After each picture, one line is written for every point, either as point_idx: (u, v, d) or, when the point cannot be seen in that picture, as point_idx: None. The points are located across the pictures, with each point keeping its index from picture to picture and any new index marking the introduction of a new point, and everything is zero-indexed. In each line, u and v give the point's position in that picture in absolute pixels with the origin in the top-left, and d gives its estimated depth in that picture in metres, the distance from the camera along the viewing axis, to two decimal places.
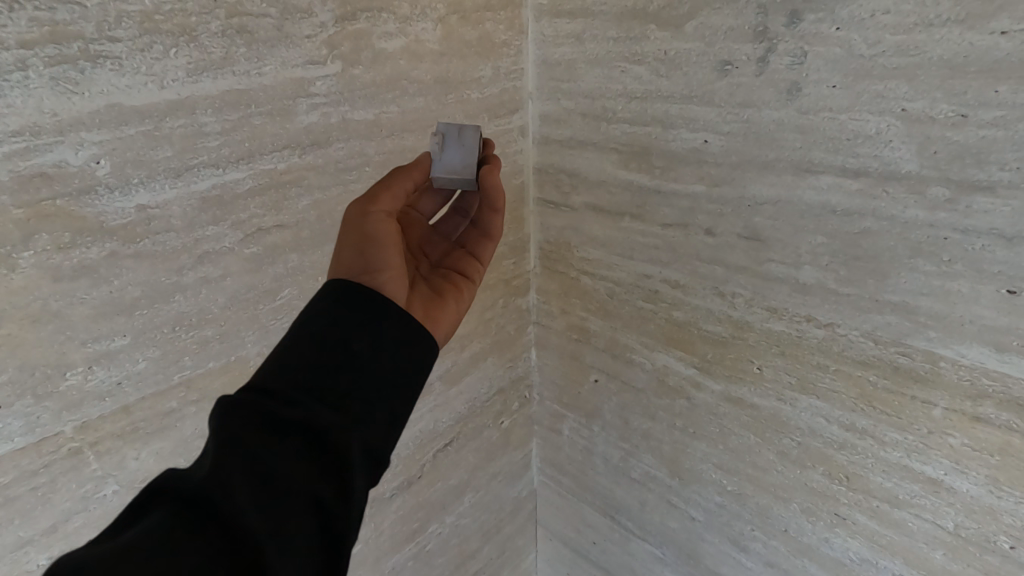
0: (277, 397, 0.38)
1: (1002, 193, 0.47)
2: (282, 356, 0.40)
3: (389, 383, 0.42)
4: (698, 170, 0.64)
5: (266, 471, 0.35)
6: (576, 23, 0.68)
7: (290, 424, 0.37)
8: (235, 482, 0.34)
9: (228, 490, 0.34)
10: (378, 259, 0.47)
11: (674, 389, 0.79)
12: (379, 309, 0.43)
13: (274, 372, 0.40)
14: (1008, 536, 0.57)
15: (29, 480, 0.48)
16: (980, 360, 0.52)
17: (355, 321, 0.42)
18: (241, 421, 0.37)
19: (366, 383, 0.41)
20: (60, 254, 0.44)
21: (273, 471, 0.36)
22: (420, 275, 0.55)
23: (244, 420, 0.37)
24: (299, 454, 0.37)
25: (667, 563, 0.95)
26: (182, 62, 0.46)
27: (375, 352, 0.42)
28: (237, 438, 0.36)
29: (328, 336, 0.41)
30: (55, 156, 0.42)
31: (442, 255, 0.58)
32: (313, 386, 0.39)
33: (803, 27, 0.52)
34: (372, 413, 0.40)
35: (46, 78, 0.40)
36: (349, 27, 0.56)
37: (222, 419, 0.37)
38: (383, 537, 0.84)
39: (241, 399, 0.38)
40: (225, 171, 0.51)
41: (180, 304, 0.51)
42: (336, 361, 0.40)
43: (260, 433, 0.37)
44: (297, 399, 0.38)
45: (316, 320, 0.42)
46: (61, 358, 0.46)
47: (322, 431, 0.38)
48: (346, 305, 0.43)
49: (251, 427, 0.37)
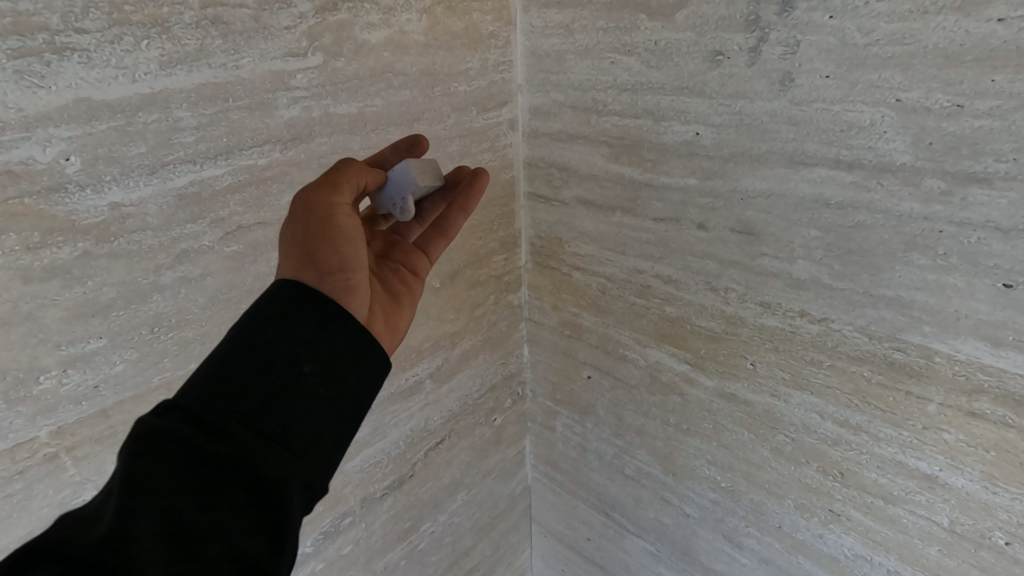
0: (208, 428, 0.34)
1: (998, 184, 0.46)
2: (215, 373, 0.35)
3: (339, 410, 0.38)
4: (689, 163, 0.62)
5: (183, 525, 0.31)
6: (566, 13, 0.67)
7: (219, 465, 0.33)
8: (143, 539, 0.30)
9: (131, 549, 0.30)
10: (346, 260, 0.44)
11: (667, 385, 0.78)
12: (330, 324, 0.39)
13: (207, 395, 0.35)
14: (1003, 532, 0.56)
15: (5, 487, 0.46)
16: (976, 355, 0.51)
17: (308, 340, 0.38)
18: (160, 454, 0.32)
19: (307, 409, 0.36)
20: (29, 254, 0.42)
21: (191, 523, 0.31)
22: (373, 272, 0.52)
23: (164, 451, 0.32)
24: (226, 501, 0.32)
25: (662, 559, 0.94)
26: (155, 55, 0.44)
27: (325, 376, 0.38)
28: (152, 482, 0.32)
29: (271, 356, 0.37)
30: (21, 152, 0.40)
31: (385, 247, 0.56)
32: (252, 414, 0.35)
33: (795, 15, 0.50)
34: (317, 445, 0.36)
35: (9, 72, 0.39)
36: (330, 18, 0.54)
37: (134, 455, 0.32)
38: (374, 538, 0.83)
39: (162, 430, 0.33)
40: (202, 167, 0.49)
41: (158, 305, 0.50)
42: (278, 385, 0.36)
43: (180, 468, 0.32)
44: (232, 433, 0.34)
45: (256, 334, 0.37)
46: (34, 362, 0.45)
47: (257, 474, 0.33)
48: (300, 320, 0.38)
49: (169, 469, 0.32)
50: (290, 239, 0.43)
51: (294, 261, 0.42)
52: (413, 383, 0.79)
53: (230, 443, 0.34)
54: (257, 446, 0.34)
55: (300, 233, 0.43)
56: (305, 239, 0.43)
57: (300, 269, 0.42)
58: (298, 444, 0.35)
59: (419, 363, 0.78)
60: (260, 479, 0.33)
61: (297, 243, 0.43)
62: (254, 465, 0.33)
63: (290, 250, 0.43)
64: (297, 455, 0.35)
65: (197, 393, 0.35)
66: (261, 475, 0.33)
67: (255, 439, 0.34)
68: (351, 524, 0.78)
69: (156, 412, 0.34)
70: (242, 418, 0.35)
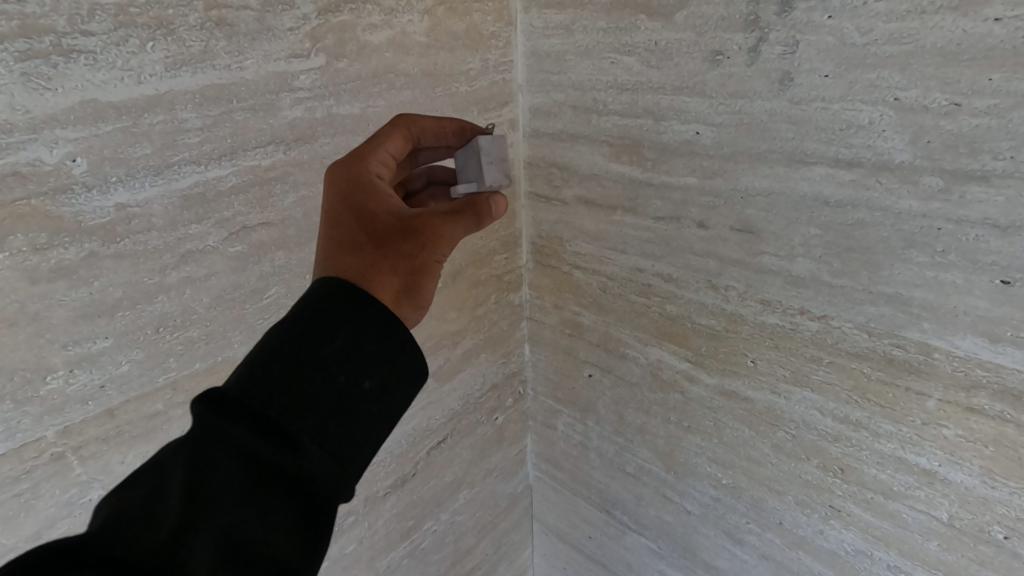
0: (271, 434, 0.35)
1: (996, 182, 0.46)
2: (285, 377, 0.36)
3: (385, 424, 0.39)
4: (690, 162, 0.63)
5: (236, 533, 0.33)
6: (565, 13, 0.67)
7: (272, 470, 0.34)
8: (197, 545, 0.32)
9: (186, 555, 0.31)
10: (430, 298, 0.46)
11: (668, 383, 0.78)
12: (389, 340, 0.40)
13: (271, 397, 0.35)
14: (1002, 526, 0.57)
15: (12, 486, 0.47)
16: (974, 351, 0.52)
17: (370, 355, 0.39)
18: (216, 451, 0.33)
19: (361, 422, 0.38)
20: (37, 255, 0.43)
21: (240, 527, 0.33)
22: None
23: (221, 450, 0.34)
24: (278, 513, 0.33)
25: (663, 556, 0.95)
26: (159, 56, 0.44)
27: (379, 393, 0.39)
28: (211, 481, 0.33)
29: (336, 369, 0.38)
30: (28, 154, 0.40)
31: None
32: (318, 426, 0.36)
33: (794, 16, 0.51)
34: (362, 458, 0.37)
35: (17, 73, 0.39)
36: (333, 19, 0.54)
37: (195, 455, 0.34)
38: (377, 536, 0.84)
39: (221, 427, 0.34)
40: (207, 168, 0.50)
41: (164, 305, 0.50)
42: (340, 398, 0.37)
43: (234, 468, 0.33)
44: (295, 443, 0.35)
45: (320, 342, 0.38)
46: (41, 362, 0.45)
47: (311, 488, 0.35)
48: (361, 334, 0.39)
49: (228, 471, 0.33)
50: (390, 255, 0.44)
51: (398, 283, 0.43)
52: None
53: (294, 454, 0.35)
54: (316, 460, 0.35)
55: (408, 262, 0.44)
56: (416, 269, 0.45)
57: (401, 301, 0.43)
58: (347, 458, 0.36)
59: None
60: (312, 489, 0.35)
61: (408, 270, 0.44)
62: (307, 474, 0.35)
63: (401, 276, 0.44)
64: (345, 468, 0.36)
65: (269, 395, 0.35)
66: (314, 488, 0.35)
67: (318, 451, 0.35)
68: (355, 522, 0.79)
69: (211, 404, 0.35)
70: (306, 426, 0.35)
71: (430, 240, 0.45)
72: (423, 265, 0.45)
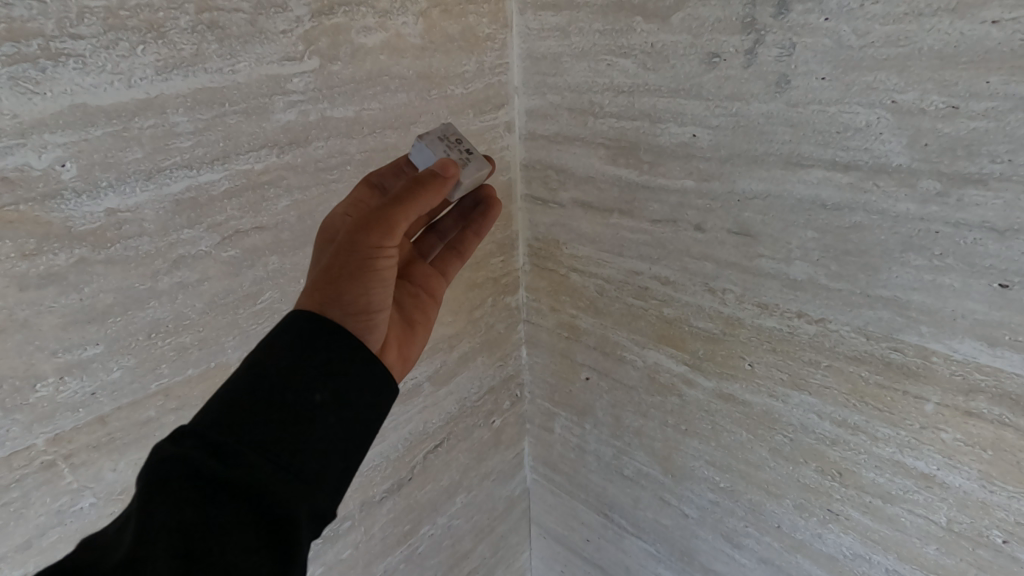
0: (224, 455, 0.34)
1: (994, 185, 0.46)
2: (233, 401, 0.36)
3: (347, 436, 0.39)
4: (687, 164, 0.62)
5: (199, 554, 0.32)
6: (561, 15, 0.67)
7: (230, 488, 0.33)
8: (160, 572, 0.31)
9: None
10: (374, 299, 0.44)
11: (666, 386, 0.78)
12: (341, 351, 0.40)
13: (221, 422, 0.35)
14: (1001, 530, 0.56)
15: (2, 494, 0.46)
16: (973, 354, 0.51)
17: (321, 368, 0.39)
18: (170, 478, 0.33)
19: (317, 434, 0.37)
20: (26, 261, 0.42)
21: (202, 549, 0.32)
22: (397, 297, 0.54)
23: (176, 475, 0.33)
24: (241, 530, 0.33)
25: (661, 560, 0.94)
26: (150, 60, 0.44)
27: (331, 403, 0.38)
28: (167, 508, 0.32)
29: (284, 385, 0.37)
30: (16, 159, 0.40)
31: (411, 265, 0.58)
32: (270, 442, 0.36)
33: (791, 18, 0.50)
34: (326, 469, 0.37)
35: (5, 78, 0.38)
36: (327, 22, 0.54)
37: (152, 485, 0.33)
38: (373, 542, 0.83)
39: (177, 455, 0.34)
40: (199, 172, 0.49)
41: (155, 311, 0.50)
42: (293, 413, 0.37)
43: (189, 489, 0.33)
44: (247, 462, 0.34)
45: (272, 364, 0.38)
46: (31, 369, 0.44)
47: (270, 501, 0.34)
48: (312, 350, 0.39)
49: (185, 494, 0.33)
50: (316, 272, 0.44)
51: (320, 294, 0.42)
52: (414, 385, 0.79)
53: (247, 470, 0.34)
54: (272, 475, 0.35)
55: (327, 271, 0.43)
56: (337, 274, 0.43)
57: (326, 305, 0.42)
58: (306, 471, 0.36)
59: (419, 366, 0.78)
60: (274, 502, 0.34)
61: (327, 277, 0.43)
62: (265, 488, 0.34)
63: (320, 285, 0.43)
64: (307, 482, 0.36)
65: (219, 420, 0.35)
66: (275, 501, 0.34)
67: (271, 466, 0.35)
68: (351, 527, 0.78)
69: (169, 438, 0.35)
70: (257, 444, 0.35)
71: (352, 241, 0.44)
72: (354, 267, 0.44)
